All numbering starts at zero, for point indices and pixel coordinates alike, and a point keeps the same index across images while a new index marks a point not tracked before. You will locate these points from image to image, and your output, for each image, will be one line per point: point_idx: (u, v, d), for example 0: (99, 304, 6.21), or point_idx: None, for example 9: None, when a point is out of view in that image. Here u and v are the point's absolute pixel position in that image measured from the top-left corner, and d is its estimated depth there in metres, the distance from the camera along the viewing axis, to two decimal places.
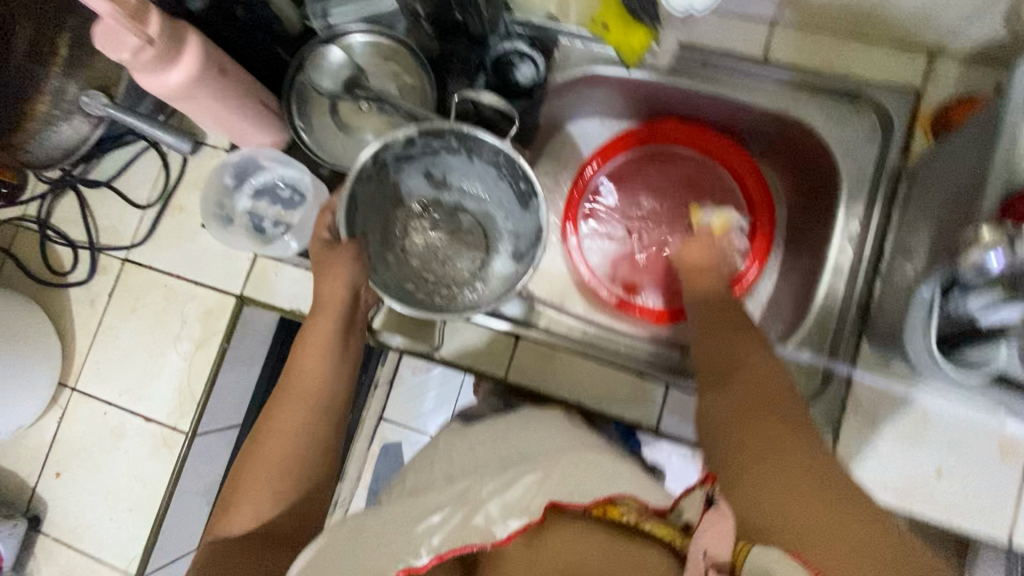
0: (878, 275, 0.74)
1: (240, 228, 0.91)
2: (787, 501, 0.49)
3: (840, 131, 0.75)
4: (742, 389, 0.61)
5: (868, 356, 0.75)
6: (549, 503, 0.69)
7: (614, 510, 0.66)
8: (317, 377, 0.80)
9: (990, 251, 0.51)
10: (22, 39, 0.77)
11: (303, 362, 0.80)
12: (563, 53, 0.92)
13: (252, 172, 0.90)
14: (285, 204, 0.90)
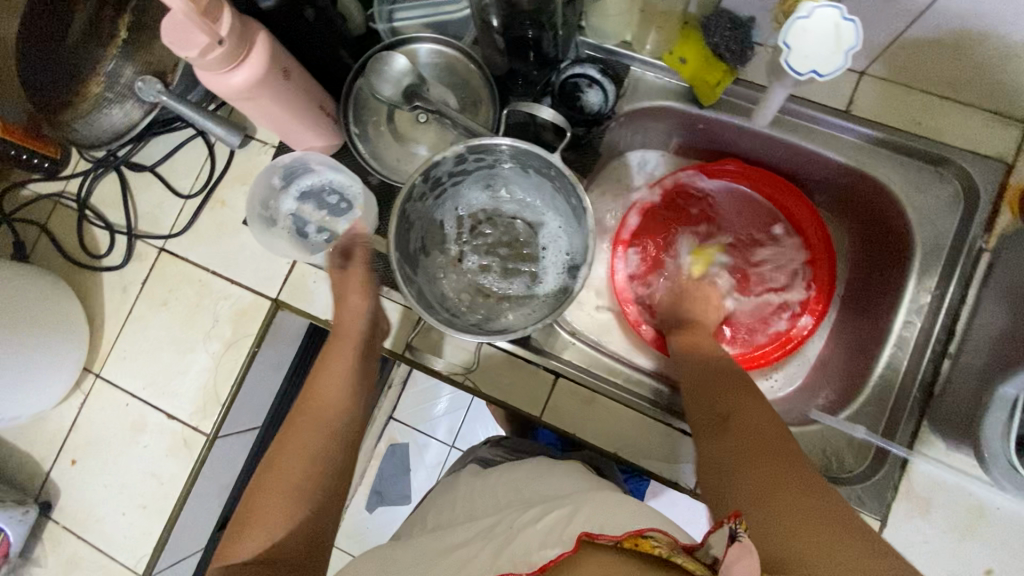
0: (947, 356, 0.72)
1: (282, 231, 0.81)
2: (798, 527, 0.47)
3: (922, 196, 0.75)
4: (736, 433, 0.59)
5: (927, 440, 0.70)
6: (582, 536, 0.50)
7: (647, 545, 0.46)
8: (339, 396, 0.73)
9: None
10: (82, 20, 0.78)
11: (323, 377, 0.74)
12: (633, 81, 0.83)
13: (305, 173, 0.81)
14: (331, 211, 0.81)
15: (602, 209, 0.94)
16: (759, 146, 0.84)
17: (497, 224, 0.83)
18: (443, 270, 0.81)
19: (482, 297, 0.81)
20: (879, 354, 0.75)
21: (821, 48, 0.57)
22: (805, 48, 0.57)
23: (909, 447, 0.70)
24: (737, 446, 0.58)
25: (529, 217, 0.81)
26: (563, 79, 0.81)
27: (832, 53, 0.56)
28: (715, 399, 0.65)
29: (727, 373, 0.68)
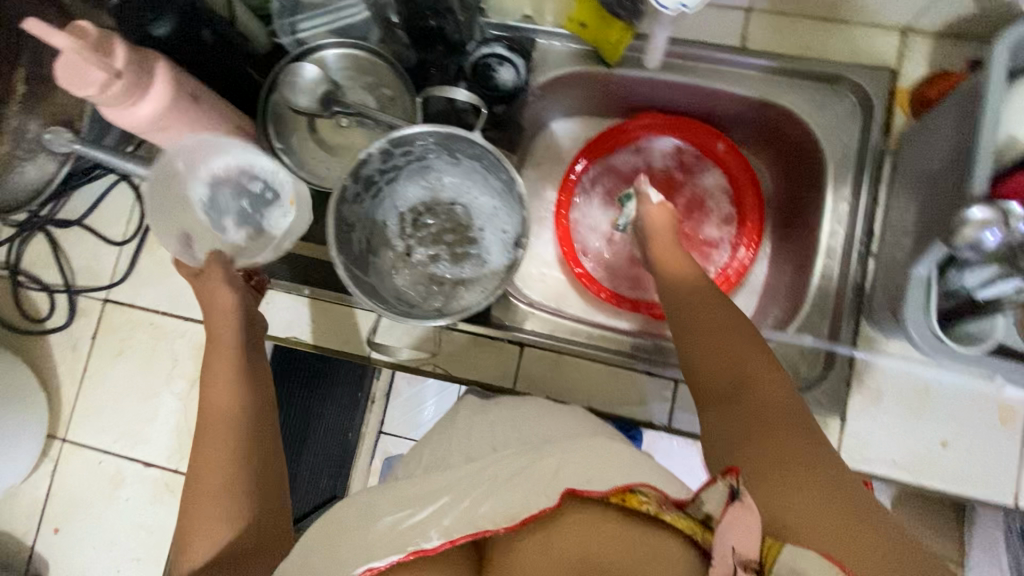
0: (871, 255, 0.77)
1: (200, 227, 0.76)
2: (812, 508, 0.47)
3: (824, 113, 0.81)
4: (748, 405, 0.58)
5: (867, 335, 0.75)
6: (565, 492, 0.52)
7: (634, 501, 0.51)
8: (234, 384, 0.68)
9: (985, 231, 0.53)
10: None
11: (218, 374, 0.69)
12: (542, 52, 0.85)
13: (210, 155, 0.73)
14: (255, 201, 0.76)
15: (538, 181, 0.97)
16: (670, 95, 0.88)
17: (438, 213, 0.84)
18: (393, 266, 0.82)
19: (436, 286, 0.82)
20: (813, 265, 0.80)
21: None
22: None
23: (852, 343, 0.75)
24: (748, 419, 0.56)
25: (468, 201, 0.83)
26: (473, 60, 0.82)
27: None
28: (724, 363, 0.62)
29: (730, 331, 0.65)
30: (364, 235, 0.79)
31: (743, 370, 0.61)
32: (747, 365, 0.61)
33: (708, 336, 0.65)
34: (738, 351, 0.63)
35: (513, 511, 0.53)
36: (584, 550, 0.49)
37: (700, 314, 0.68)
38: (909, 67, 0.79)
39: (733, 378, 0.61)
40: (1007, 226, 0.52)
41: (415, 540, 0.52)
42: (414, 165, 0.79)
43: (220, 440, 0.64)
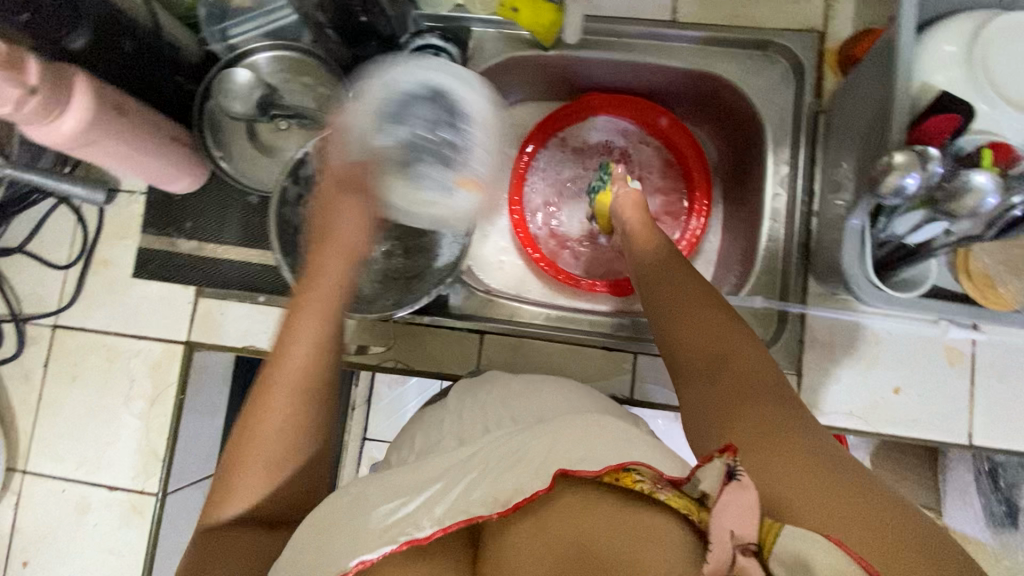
0: (813, 213, 0.78)
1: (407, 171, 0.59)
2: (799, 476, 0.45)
3: (757, 79, 0.82)
4: (724, 378, 0.56)
5: (816, 291, 0.77)
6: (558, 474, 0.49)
7: (630, 481, 0.48)
8: (306, 363, 0.54)
9: (907, 176, 0.54)
10: None
11: (303, 333, 0.54)
12: (477, 41, 0.86)
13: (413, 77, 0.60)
14: (442, 139, 0.59)
15: None
16: (610, 74, 0.89)
17: None
18: None
19: (391, 282, 0.81)
20: (760, 229, 0.81)
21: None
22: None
23: (802, 302, 0.77)
24: (724, 393, 0.55)
25: None
26: (408, 52, 0.81)
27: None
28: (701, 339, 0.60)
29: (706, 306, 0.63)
30: None
31: (720, 344, 0.59)
32: (723, 338, 0.59)
33: (682, 311, 0.64)
34: (714, 325, 0.61)
35: (505, 494, 0.49)
36: (573, 535, 0.47)
37: (670, 292, 0.67)
38: (836, 27, 0.80)
39: (710, 352, 0.59)
40: (925, 169, 0.53)
41: (404, 529, 0.48)
42: None
43: (285, 414, 0.53)
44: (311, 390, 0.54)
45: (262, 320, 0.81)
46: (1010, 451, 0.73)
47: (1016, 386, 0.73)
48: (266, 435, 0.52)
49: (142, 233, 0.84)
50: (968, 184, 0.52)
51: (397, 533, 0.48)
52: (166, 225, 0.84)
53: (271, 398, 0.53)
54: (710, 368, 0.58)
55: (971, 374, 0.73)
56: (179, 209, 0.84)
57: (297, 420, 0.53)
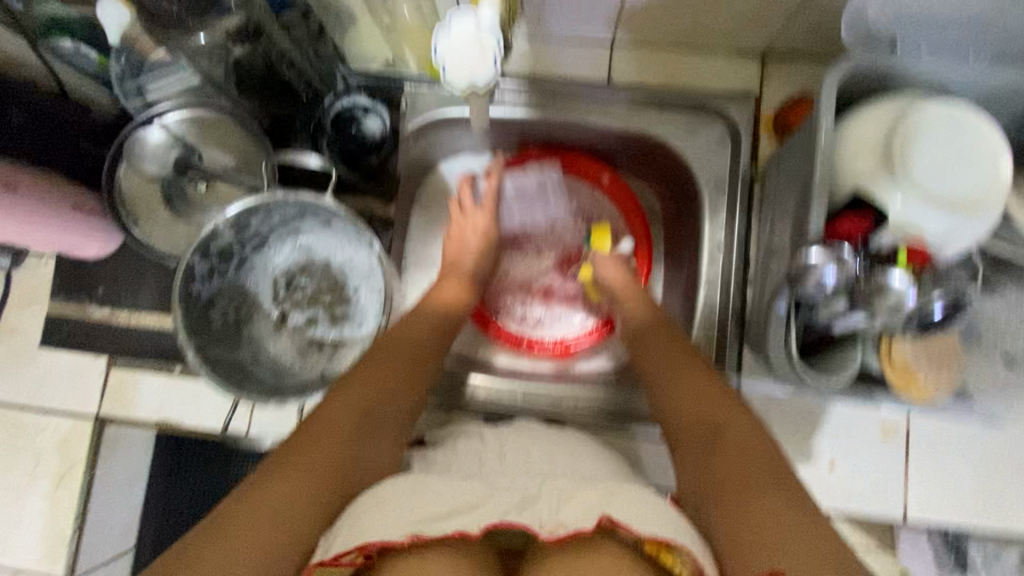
0: (749, 282, 0.77)
1: None
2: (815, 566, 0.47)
3: (694, 141, 0.80)
4: (732, 451, 0.56)
5: (751, 363, 0.75)
6: (603, 519, 0.52)
7: (669, 559, 0.51)
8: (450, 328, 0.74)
9: (824, 268, 0.52)
10: None
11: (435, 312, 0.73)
12: (410, 100, 0.82)
13: None
14: None
15: (427, 224, 0.94)
16: (549, 131, 0.87)
17: (313, 274, 0.80)
18: (268, 335, 0.78)
19: (315, 351, 0.78)
20: (697, 294, 0.80)
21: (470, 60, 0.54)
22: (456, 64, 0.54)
23: (738, 375, 0.75)
24: (719, 468, 0.56)
25: (343, 259, 0.79)
26: (333, 115, 0.79)
27: (482, 62, 0.54)
28: (696, 412, 0.61)
29: (696, 372, 0.65)
30: (231, 306, 0.75)
31: (709, 419, 0.60)
32: (713, 410, 0.60)
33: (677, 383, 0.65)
34: (703, 394, 0.62)
35: (548, 522, 0.52)
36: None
37: (663, 358, 0.68)
38: (770, 92, 0.79)
39: (703, 423, 0.60)
40: (840, 265, 0.52)
41: (457, 521, 0.52)
42: (276, 229, 0.75)
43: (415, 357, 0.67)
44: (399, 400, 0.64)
45: (177, 392, 0.77)
46: (944, 528, 0.72)
47: (952, 462, 0.72)
48: (362, 408, 0.60)
49: (51, 298, 0.79)
50: (887, 284, 0.52)
51: (453, 523, 0.52)
52: (76, 290, 0.79)
53: (371, 382, 0.62)
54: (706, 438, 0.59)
55: (906, 449, 0.72)
56: (91, 273, 0.80)
57: (388, 411, 0.62)
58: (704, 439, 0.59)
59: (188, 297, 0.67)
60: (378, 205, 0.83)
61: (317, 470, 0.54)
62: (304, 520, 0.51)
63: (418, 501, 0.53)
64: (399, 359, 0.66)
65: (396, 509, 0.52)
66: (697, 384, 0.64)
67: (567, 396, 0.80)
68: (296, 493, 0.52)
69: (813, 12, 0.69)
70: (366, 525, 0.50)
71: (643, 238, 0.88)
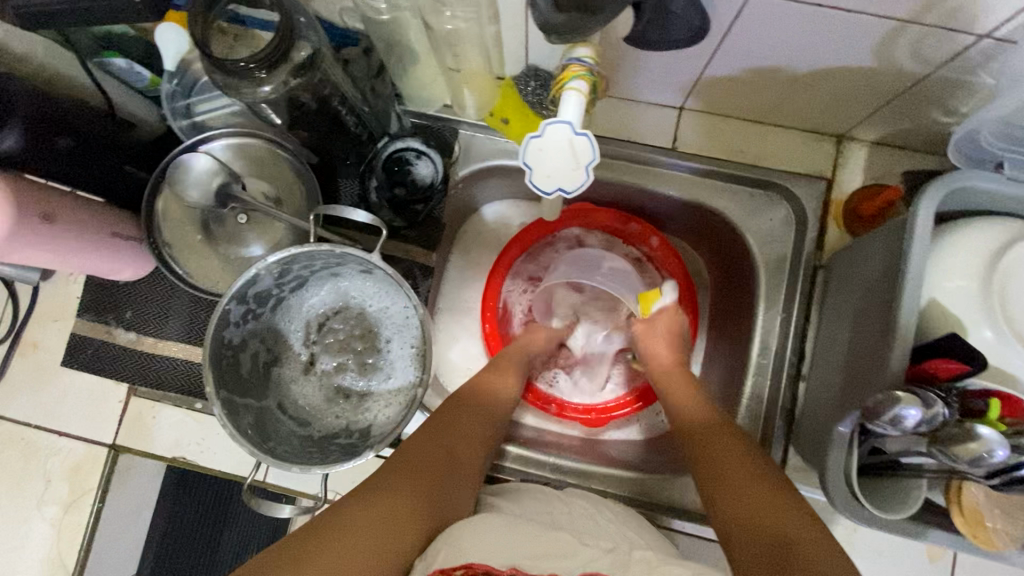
0: (802, 377, 0.73)
1: None
2: None
3: (757, 221, 0.76)
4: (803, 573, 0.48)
5: (795, 464, 0.71)
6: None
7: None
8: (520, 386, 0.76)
9: (907, 407, 0.48)
10: None
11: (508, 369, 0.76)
12: (464, 145, 0.79)
13: None
14: None
15: (465, 269, 0.91)
16: (603, 189, 0.83)
17: (347, 317, 0.77)
18: (295, 378, 0.75)
19: (341, 400, 0.75)
20: (744, 383, 0.76)
21: (561, 166, 0.48)
22: (545, 168, 0.48)
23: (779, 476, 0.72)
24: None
25: (381, 305, 0.76)
26: (385, 157, 0.77)
27: (573, 170, 0.48)
28: (758, 521, 0.54)
29: (756, 479, 0.58)
30: (260, 347, 0.72)
31: (779, 531, 0.52)
32: (783, 524, 0.53)
33: (734, 490, 0.58)
34: (769, 503, 0.55)
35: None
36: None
37: (715, 450, 0.63)
38: (844, 178, 0.75)
39: (769, 536, 0.52)
40: (925, 406, 0.48)
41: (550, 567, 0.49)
42: (315, 273, 0.73)
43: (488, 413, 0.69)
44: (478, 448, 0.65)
45: (197, 429, 0.75)
46: None
47: None
48: (443, 450, 0.61)
49: (77, 318, 0.77)
50: (971, 433, 0.47)
51: (548, 564, 0.49)
52: (103, 311, 0.77)
53: (450, 428, 0.64)
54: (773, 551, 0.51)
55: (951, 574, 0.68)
56: (120, 295, 0.77)
57: (467, 457, 0.63)
58: (772, 552, 0.51)
59: (219, 342, 0.65)
60: (420, 253, 0.80)
61: (413, 497, 0.55)
62: (400, 541, 0.51)
63: (515, 541, 0.51)
64: (476, 410, 0.68)
65: (490, 539, 0.51)
66: (758, 490, 0.57)
67: (596, 472, 0.76)
68: (393, 512, 0.53)
69: (907, 106, 0.64)
70: (467, 547, 0.49)
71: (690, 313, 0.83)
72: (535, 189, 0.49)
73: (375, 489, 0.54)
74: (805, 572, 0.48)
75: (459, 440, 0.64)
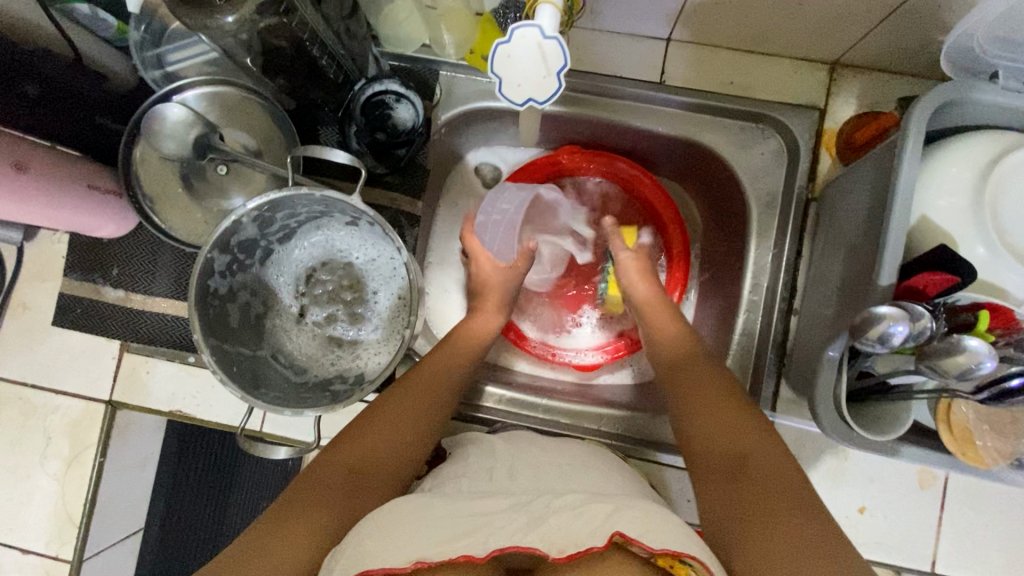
0: (793, 312, 0.72)
1: None
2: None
3: (748, 155, 0.74)
4: (750, 481, 0.53)
5: (785, 398, 0.71)
6: (615, 536, 0.48)
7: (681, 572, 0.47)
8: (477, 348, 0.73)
9: (895, 324, 0.48)
10: None
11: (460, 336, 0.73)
12: (445, 87, 0.77)
13: None
14: None
15: (454, 219, 0.89)
16: (591, 131, 0.81)
17: (335, 269, 0.77)
18: (286, 329, 0.75)
19: (334, 349, 0.76)
20: (735, 321, 0.75)
21: (530, 73, 0.48)
22: (514, 77, 0.48)
23: (771, 410, 0.71)
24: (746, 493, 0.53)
25: (368, 255, 0.76)
26: (363, 101, 0.74)
27: (543, 77, 0.48)
28: (716, 434, 0.58)
29: (721, 394, 0.61)
30: (247, 299, 0.72)
31: (738, 445, 0.56)
32: (744, 439, 0.56)
33: (712, 412, 0.60)
34: (731, 414, 0.59)
35: (559, 541, 0.47)
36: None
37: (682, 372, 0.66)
38: (836, 106, 0.73)
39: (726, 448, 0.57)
40: (912, 322, 0.48)
41: (466, 543, 0.47)
42: (298, 222, 0.72)
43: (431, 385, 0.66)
44: (413, 439, 0.62)
45: (191, 383, 0.75)
46: None
47: (991, 518, 0.68)
48: (368, 442, 0.60)
49: (64, 277, 0.77)
50: (961, 345, 0.47)
51: (457, 547, 0.47)
52: (89, 270, 0.76)
53: (379, 418, 0.62)
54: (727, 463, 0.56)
55: (943, 500, 0.69)
56: (105, 253, 0.76)
57: (398, 447, 0.61)
58: (726, 464, 0.56)
59: (203, 295, 0.64)
60: (405, 201, 0.78)
61: (326, 499, 0.54)
62: (303, 549, 0.50)
63: (432, 534, 0.48)
64: (410, 393, 0.65)
65: (399, 536, 0.48)
66: (715, 401, 0.61)
67: (589, 412, 0.76)
68: (304, 522, 0.51)
69: (902, 24, 0.61)
70: (369, 548, 0.47)
71: (682, 258, 0.83)
72: (507, 99, 0.49)
73: (292, 501, 0.54)
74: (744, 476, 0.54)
75: (392, 423, 0.62)
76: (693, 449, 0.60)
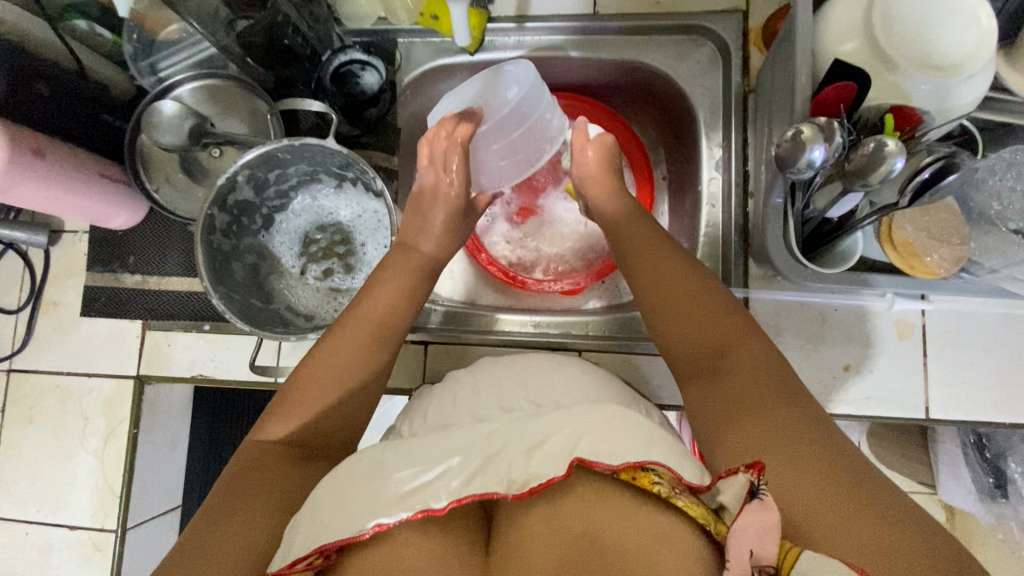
0: (750, 195, 0.76)
1: None
2: (786, 468, 0.49)
3: (683, 64, 0.81)
4: (697, 331, 0.60)
5: (757, 276, 0.75)
6: (575, 462, 0.47)
7: (646, 483, 0.47)
8: (401, 303, 0.69)
9: (814, 148, 0.52)
10: None
11: (384, 289, 0.69)
12: (404, 52, 0.85)
13: None
14: None
15: None
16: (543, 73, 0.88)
17: (326, 228, 0.84)
18: (286, 284, 0.82)
19: (335, 296, 0.81)
20: (700, 215, 0.80)
21: None
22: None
23: (745, 287, 0.74)
24: (731, 396, 0.55)
25: (354, 210, 0.83)
26: (331, 70, 0.83)
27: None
28: (660, 290, 0.64)
29: (660, 259, 0.66)
30: (249, 260, 0.79)
31: (681, 305, 0.62)
32: (685, 298, 0.62)
33: (667, 294, 0.64)
34: (668, 275, 0.65)
35: (518, 479, 0.48)
36: (583, 527, 0.45)
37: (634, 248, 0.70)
38: (759, 5, 0.78)
39: (675, 300, 0.63)
40: (828, 141, 0.52)
41: (422, 498, 0.48)
42: (287, 186, 0.80)
43: (353, 347, 0.65)
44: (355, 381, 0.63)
45: (208, 347, 0.81)
46: (970, 422, 0.70)
47: (973, 355, 0.70)
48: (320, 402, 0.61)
49: (87, 270, 0.84)
50: (879, 155, 0.52)
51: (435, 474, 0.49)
52: (108, 261, 0.84)
53: (317, 384, 0.62)
54: (681, 318, 0.62)
55: (924, 345, 0.71)
56: (121, 244, 0.84)
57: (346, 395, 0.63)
58: (682, 314, 0.62)
59: (212, 252, 0.72)
60: (380, 157, 0.85)
61: (276, 471, 0.57)
62: (261, 518, 0.53)
63: (379, 489, 0.49)
64: (341, 358, 0.64)
65: (352, 506, 0.48)
66: (661, 266, 0.66)
67: (576, 322, 0.80)
68: (260, 501, 0.54)
69: None
70: (317, 523, 0.47)
71: (642, 154, 0.90)
72: None
73: (247, 477, 0.56)
74: (693, 320, 0.61)
75: (328, 386, 0.62)
76: (647, 309, 0.65)
